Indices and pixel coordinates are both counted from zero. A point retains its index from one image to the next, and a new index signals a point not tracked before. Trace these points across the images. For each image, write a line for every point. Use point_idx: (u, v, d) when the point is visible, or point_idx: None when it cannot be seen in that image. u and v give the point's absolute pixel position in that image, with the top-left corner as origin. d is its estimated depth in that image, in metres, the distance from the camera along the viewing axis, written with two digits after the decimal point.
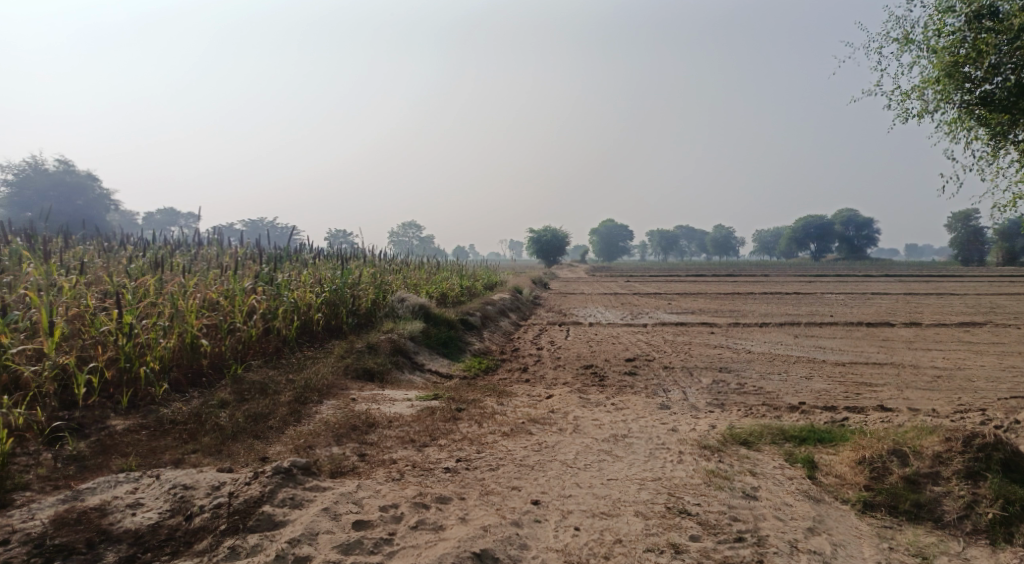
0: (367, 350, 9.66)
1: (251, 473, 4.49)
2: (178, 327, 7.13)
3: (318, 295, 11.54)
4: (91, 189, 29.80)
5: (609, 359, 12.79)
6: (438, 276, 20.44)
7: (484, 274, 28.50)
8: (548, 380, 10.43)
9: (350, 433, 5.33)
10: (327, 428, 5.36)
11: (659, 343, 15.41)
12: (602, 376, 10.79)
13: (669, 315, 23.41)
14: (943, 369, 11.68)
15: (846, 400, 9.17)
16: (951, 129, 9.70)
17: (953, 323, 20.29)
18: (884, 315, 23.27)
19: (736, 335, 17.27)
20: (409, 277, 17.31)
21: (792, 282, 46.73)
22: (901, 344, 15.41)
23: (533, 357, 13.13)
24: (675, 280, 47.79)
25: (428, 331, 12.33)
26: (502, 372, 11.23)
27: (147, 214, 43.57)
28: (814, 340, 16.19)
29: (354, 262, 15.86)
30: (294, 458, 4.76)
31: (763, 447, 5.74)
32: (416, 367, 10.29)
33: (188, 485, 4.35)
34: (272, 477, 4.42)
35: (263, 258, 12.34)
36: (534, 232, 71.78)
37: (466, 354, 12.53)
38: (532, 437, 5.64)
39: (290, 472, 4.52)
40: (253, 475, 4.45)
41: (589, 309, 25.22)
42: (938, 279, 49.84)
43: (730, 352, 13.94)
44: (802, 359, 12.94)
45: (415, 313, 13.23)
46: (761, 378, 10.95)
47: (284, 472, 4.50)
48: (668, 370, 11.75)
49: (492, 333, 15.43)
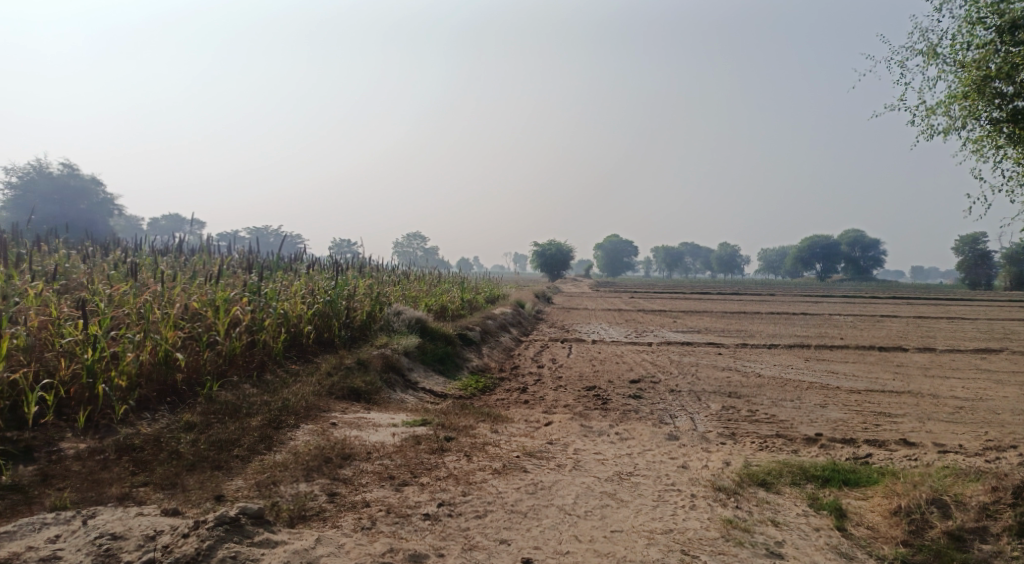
0: (359, 367, 9.16)
1: (191, 522, 3.93)
2: (150, 339, 6.58)
3: (310, 308, 11.06)
4: (96, 193, 29.45)
5: (612, 380, 12.24)
6: (439, 289, 19.96)
7: (487, 287, 28.01)
8: (548, 403, 9.88)
9: (322, 468, 4.79)
10: (297, 461, 4.82)
11: (665, 363, 14.86)
12: (605, 399, 10.26)
13: (675, 334, 22.87)
14: (965, 399, 11.11)
15: (865, 433, 8.62)
16: (980, 146, 9.23)
17: (968, 349, 19.70)
18: (896, 339, 22.70)
19: (744, 357, 16.71)
20: (408, 289, 16.81)
21: (798, 301, 46.18)
22: (917, 370, 14.82)
23: (534, 375, 12.61)
24: (680, 297, 47.27)
25: (425, 347, 11.82)
26: (501, 392, 10.68)
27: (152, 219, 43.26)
28: (826, 364, 15.61)
29: (352, 273, 15.40)
30: (247, 503, 4.20)
31: (784, 490, 5.19)
32: (409, 386, 9.77)
33: (117, 534, 3.82)
34: (212, 529, 3.84)
35: (255, 267, 11.88)
36: (539, 246, 71.35)
37: (463, 372, 12.00)
38: (527, 474, 5.11)
39: (236, 523, 3.95)
40: (193, 525, 3.89)
41: (593, 326, 24.69)
42: (947, 302, 49.24)
43: (738, 375, 13.39)
44: (815, 384, 12.37)
45: (411, 327, 12.72)
46: (772, 405, 10.39)
47: (229, 523, 3.92)
48: (674, 394, 11.21)
49: (491, 349, 14.92)
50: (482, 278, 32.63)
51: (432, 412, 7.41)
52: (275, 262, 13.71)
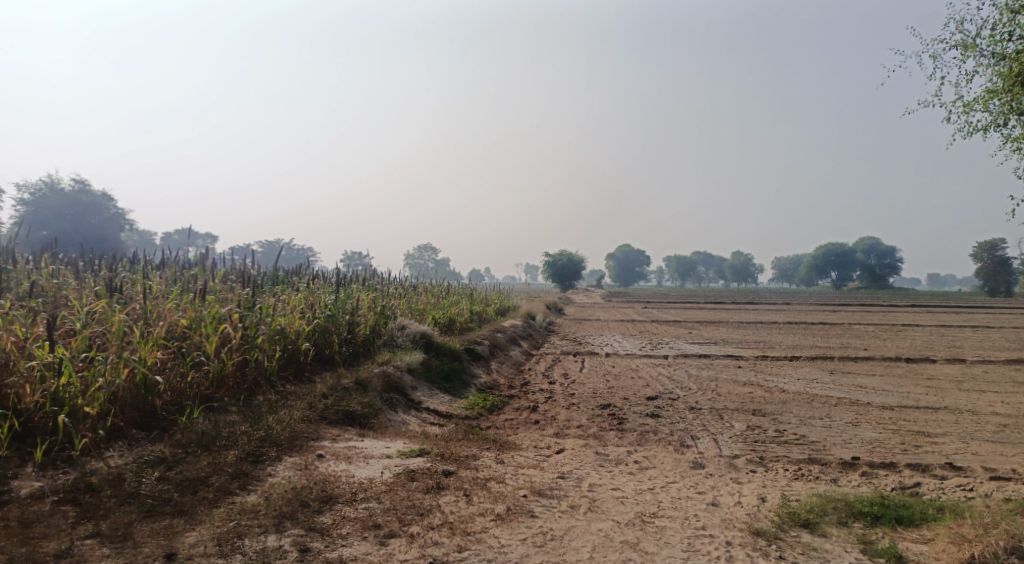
0: (359, 387, 8.59)
1: None
2: (125, 360, 6.08)
3: (309, 323, 10.54)
4: (108, 209, 29.16)
5: (628, 397, 11.58)
6: (447, 301, 19.42)
7: (497, 299, 27.49)
8: (560, 424, 9.26)
9: (298, 516, 4.22)
10: (272, 509, 4.25)
11: (682, 378, 14.20)
12: (621, 419, 9.63)
13: (690, 345, 22.18)
14: (1007, 417, 10.38)
15: (905, 455, 7.96)
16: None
17: (1000, 360, 18.86)
18: (922, 350, 21.86)
19: (765, 370, 16.00)
20: (414, 302, 16.25)
21: (816, 310, 45.23)
22: (950, 384, 14.04)
23: (545, 392, 12.02)
24: (695, 307, 46.51)
25: (430, 363, 11.25)
26: (510, 412, 10.06)
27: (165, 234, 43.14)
28: (852, 378, 14.85)
29: (356, 286, 14.90)
30: None
31: (831, 533, 4.57)
32: (412, 407, 9.18)
33: None
34: None
35: (251, 282, 11.39)
36: (550, 257, 70.75)
37: (471, 390, 11.39)
38: (534, 519, 4.50)
39: None
40: None
41: (606, 338, 24.03)
42: (967, 310, 48.03)
43: (761, 390, 12.71)
44: (843, 400, 11.66)
45: (416, 342, 12.13)
46: (801, 423, 9.71)
47: None
48: (694, 411, 10.57)
49: (501, 364, 14.31)
50: (492, 289, 32.03)
51: (433, 438, 6.83)
52: (275, 277, 13.20)
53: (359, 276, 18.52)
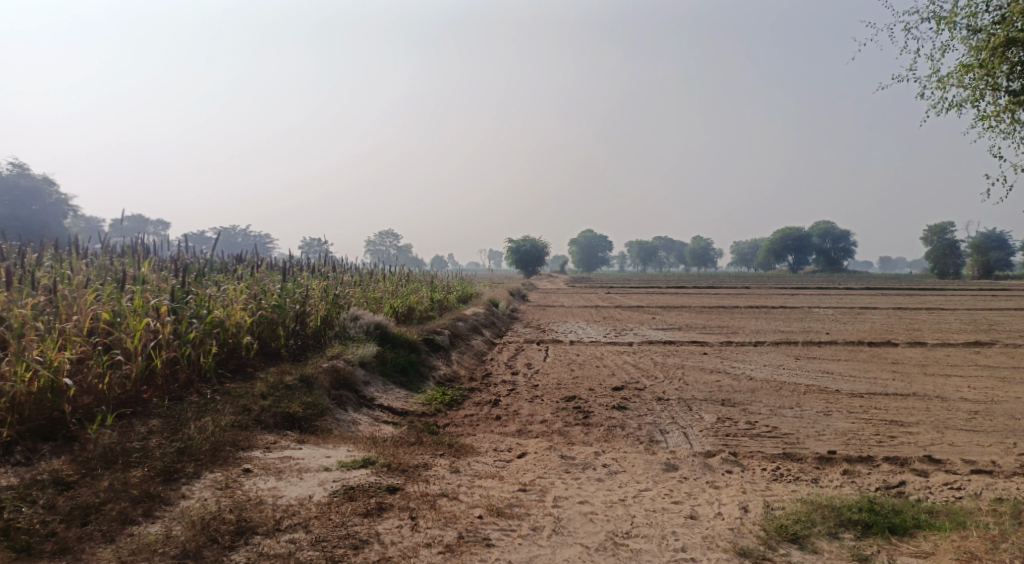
0: (305, 384, 7.93)
1: None
2: (25, 363, 5.45)
3: (251, 314, 9.85)
4: (48, 194, 27.42)
5: (593, 387, 11.12)
6: (406, 289, 18.70)
7: (459, 286, 26.83)
8: (523, 419, 8.74)
9: (207, 557, 3.62)
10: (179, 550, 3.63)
11: (648, 366, 13.80)
12: (587, 412, 9.16)
13: (654, 331, 21.87)
14: (977, 403, 10.19)
15: (882, 447, 7.66)
16: (999, 120, 8.31)
17: (958, 342, 19.00)
18: (883, 333, 21.95)
19: (731, 357, 15.73)
20: (370, 290, 15.51)
21: (776, 294, 45.60)
22: (916, 369, 13.92)
23: (507, 383, 11.49)
24: (658, 292, 46.55)
25: (384, 355, 10.61)
26: (469, 407, 9.48)
27: (115, 222, 41.10)
28: (818, 364, 14.64)
29: (307, 274, 14.13)
30: None
31: (822, 550, 4.17)
32: (364, 405, 8.55)
33: None
34: None
35: (186, 272, 10.62)
36: (513, 242, 70.21)
37: (429, 383, 10.77)
38: (489, 549, 3.97)
39: None
40: None
41: (570, 324, 23.60)
42: (920, 293, 49.04)
43: (728, 378, 12.38)
44: (812, 388, 11.38)
45: (370, 333, 11.42)
46: (772, 414, 9.36)
47: None
48: (661, 402, 10.16)
49: (461, 354, 13.70)
50: (454, 275, 31.34)
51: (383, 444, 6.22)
52: (214, 266, 12.32)
53: (313, 263, 17.66)
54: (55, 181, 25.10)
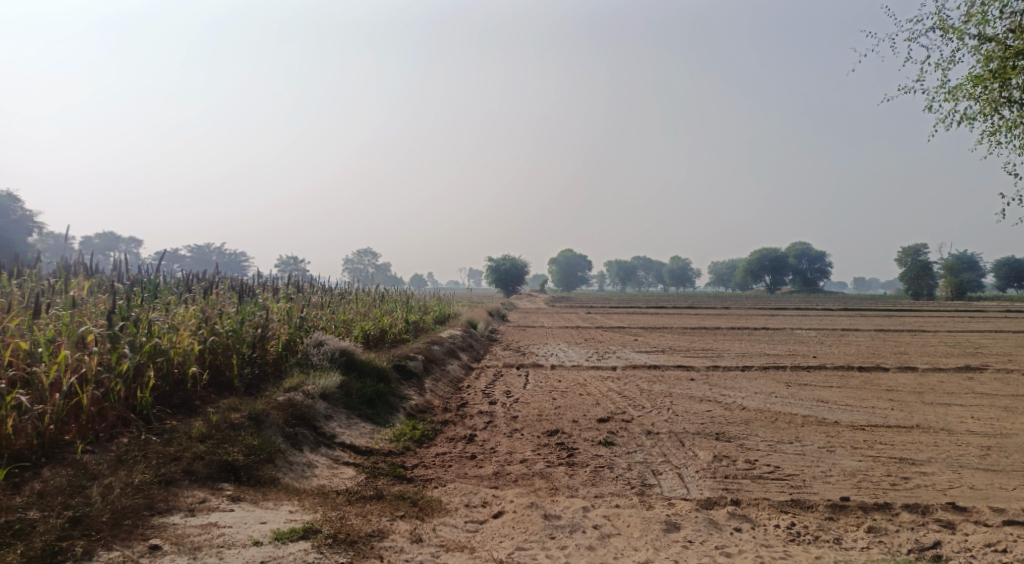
0: (254, 421, 7.04)
1: None
2: None
3: (200, 341, 8.96)
4: (13, 211, 25.94)
5: (577, 419, 10.30)
6: (379, 310, 17.78)
7: (436, 306, 25.92)
8: (501, 459, 7.91)
9: None
10: None
11: (635, 394, 13.02)
12: (571, 450, 8.36)
13: (638, 355, 21.11)
14: (986, 436, 9.53)
15: (898, 490, 6.96)
16: None
17: (948, 366, 18.51)
18: (870, 356, 21.41)
19: (720, 383, 15.02)
20: (340, 312, 14.58)
21: (755, 315, 45.21)
22: (912, 397, 13.27)
23: (483, 414, 10.64)
24: (638, 312, 46.03)
25: (350, 385, 9.71)
26: (442, 444, 8.61)
27: (85, 239, 39.45)
28: (811, 391, 13.95)
29: (270, 295, 13.19)
30: None
31: None
32: (323, 444, 7.66)
33: None
34: None
35: (131, 294, 9.70)
36: (492, 261, 69.43)
37: (399, 415, 9.86)
38: None
39: None
40: None
41: (551, 347, 22.76)
42: (898, 314, 48.98)
43: (720, 407, 11.64)
44: (810, 420, 10.65)
45: (334, 360, 10.46)
46: (772, 451, 8.61)
47: None
48: (651, 436, 9.39)
49: (436, 381, 12.80)
50: (431, 295, 30.41)
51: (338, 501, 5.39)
52: (161, 289, 11.35)
53: (279, 284, 16.66)
54: (20, 195, 23.73)
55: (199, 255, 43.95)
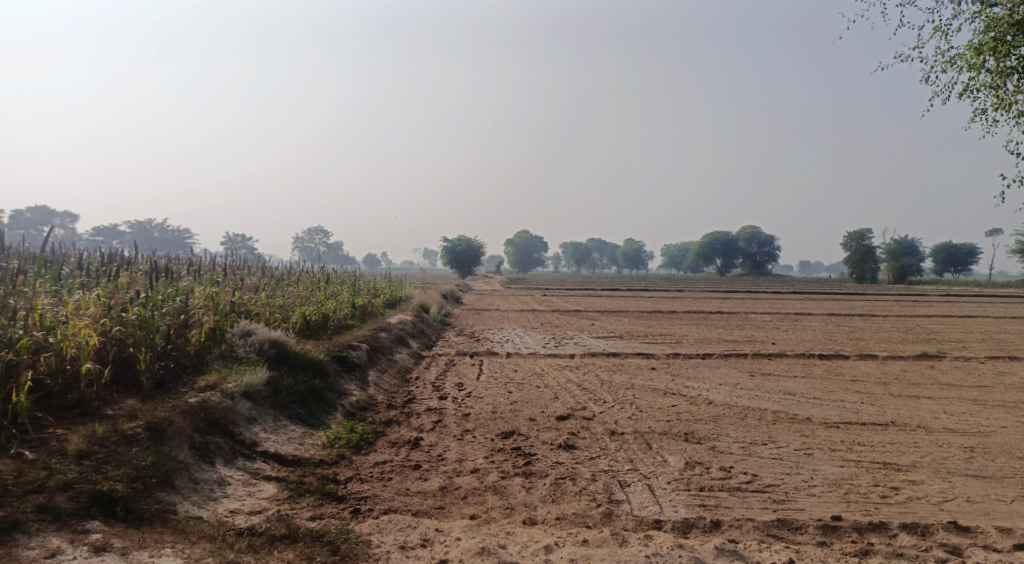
0: (153, 431, 5.92)
1: None
2: None
3: (102, 333, 7.78)
4: None
5: (535, 418, 9.40)
6: (323, 293, 16.56)
7: (388, 289, 24.76)
8: (449, 468, 6.98)
9: None
10: None
11: (595, 386, 12.20)
12: (530, 456, 7.48)
13: (595, 340, 20.37)
14: (966, 435, 8.98)
15: (890, 502, 6.31)
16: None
17: (906, 354, 18.29)
18: (828, 343, 21.13)
19: (682, 373, 14.35)
20: (277, 297, 13.34)
21: (709, 298, 45.27)
22: (879, 388, 12.78)
23: (431, 412, 9.65)
24: (594, 294, 45.53)
25: (279, 381, 8.59)
26: (383, 450, 7.60)
27: (15, 213, 36.80)
28: (776, 382, 13.37)
29: (196, 279, 11.91)
30: None
31: None
32: (240, 455, 6.57)
33: None
34: None
35: (20, 279, 8.40)
36: (447, 242, 68.29)
37: (336, 414, 8.78)
38: None
39: None
40: None
41: (507, 332, 21.85)
42: (847, 298, 49.57)
43: (685, 402, 10.89)
44: (781, 417, 9.98)
45: (263, 351, 9.27)
46: (746, 455, 7.87)
47: None
48: (615, 437, 8.58)
49: (381, 374, 11.72)
50: (382, 276, 29.10)
51: (238, 557, 4.39)
52: (63, 272, 9.98)
53: (211, 265, 15.23)
54: None
55: (140, 233, 41.65)
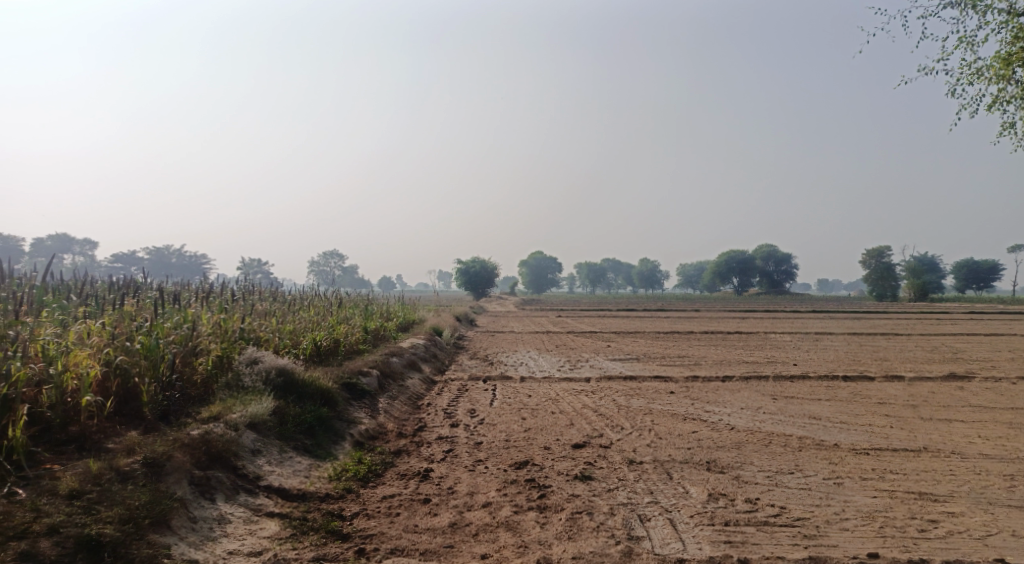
0: (150, 467, 5.70)
1: None
2: None
3: (104, 363, 7.61)
4: None
5: (550, 446, 9.07)
6: (335, 318, 16.38)
7: (401, 313, 24.57)
8: (460, 502, 6.68)
9: None
10: None
11: (612, 412, 11.84)
12: (544, 488, 7.15)
13: (611, 363, 19.99)
14: (1004, 462, 8.53)
15: (928, 536, 5.94)
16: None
17: (933, 374, 17.75)
18: (851, 363, 20.59)
19: (702, 396, 13.94)
20: (288, 322, 13.16)
21: (726, 317, 44.71)
22: (908, 412, 12.30)
23: (443, 440, 9.36)
24: (610, 315, 45.13)
25: (286, 411, 8.35)
26: (392, 483, 7.31)
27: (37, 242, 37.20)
28: (800, 405, 12.94)
29: (205, 306, 11.77)
30: None
31: None
32: (242, 490, 6.31)
33: None
34: None
35: (25, 310, 8.29)
36: (462, 265, 68.27)
37: (345, 445, 8.51)
38: None
39: None
40: None
41: (521, 355, 21.52)
42: (867, 316, 48.73)
43: (706, 428, 10.51)
44: (807, 443, 9.57)
45: (269, 380, 9.03)
46: (772, 486, 7.49)
47: None
48: (634, 466, 8.23)
49: (392, 401, 11.45)
50: (396, 299, 28.95)
51: None
52: (71, 302, 9.87)
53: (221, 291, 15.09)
54: None
55: (158, 259, 41.89)
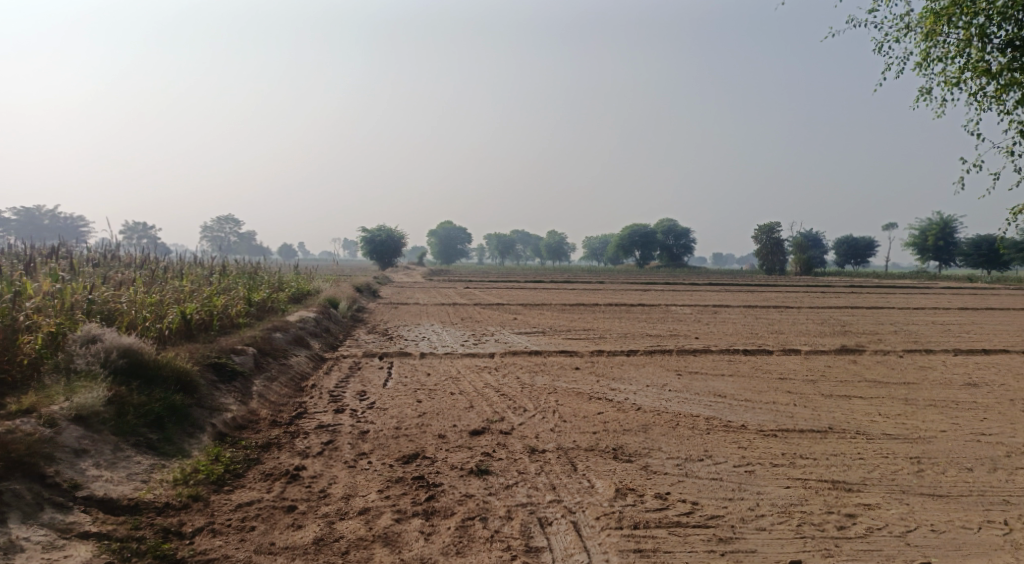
0: None
1: None
2: None
3: None
4: None
5: (445, 434, 8.15)
6: (213, 287, 14.76)
7: (295, 283, 22.94)
8: (332, 508, 5.68)
9: None
10: None
11: (515, 391, 11.07)
12: (433, 487, 6.25)
13: (515, 336, 19.33)
14: (908, 443, 8.36)
15: (848, 535, 5.49)
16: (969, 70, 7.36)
17: (827, 348, 18.15)
18: (750, 337, 20.87)
19: (608, 373, 13.44)
20: (151, 293, 11.55)
21: (630, 290, 45.28)
22: (809, 388, 12.23)
23: (322, 429, 8.26)
24: (517, 287, 44.65)
25: (127, 399, 6.99)
26: (253, 486, 6.20)
27: None
28: (704, 382, 12.65)
29: (43, 274, 10.05)
30: None
31: None
32: (49, 504, 5.03)
33: None
34: None
35: None
36: (367, 233, 66.00)
37: (202, 438, 7.26)
38: None
39: None
40: None
41: (422, 328, 20.50)
42: (762, 290, 50.57)
43: (613, 409, 9.91)
44: (715, 425, 9.12)
45: (109, 362, 7.53)
46: (684, 476, 6.89)
47: None
48: (535, 455, 7.46)
49: (269, 382, 10.19)
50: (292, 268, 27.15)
51: None
52: None
53: (75, 255, 13.18)
54: None
55: (26, 220, 37.75)
